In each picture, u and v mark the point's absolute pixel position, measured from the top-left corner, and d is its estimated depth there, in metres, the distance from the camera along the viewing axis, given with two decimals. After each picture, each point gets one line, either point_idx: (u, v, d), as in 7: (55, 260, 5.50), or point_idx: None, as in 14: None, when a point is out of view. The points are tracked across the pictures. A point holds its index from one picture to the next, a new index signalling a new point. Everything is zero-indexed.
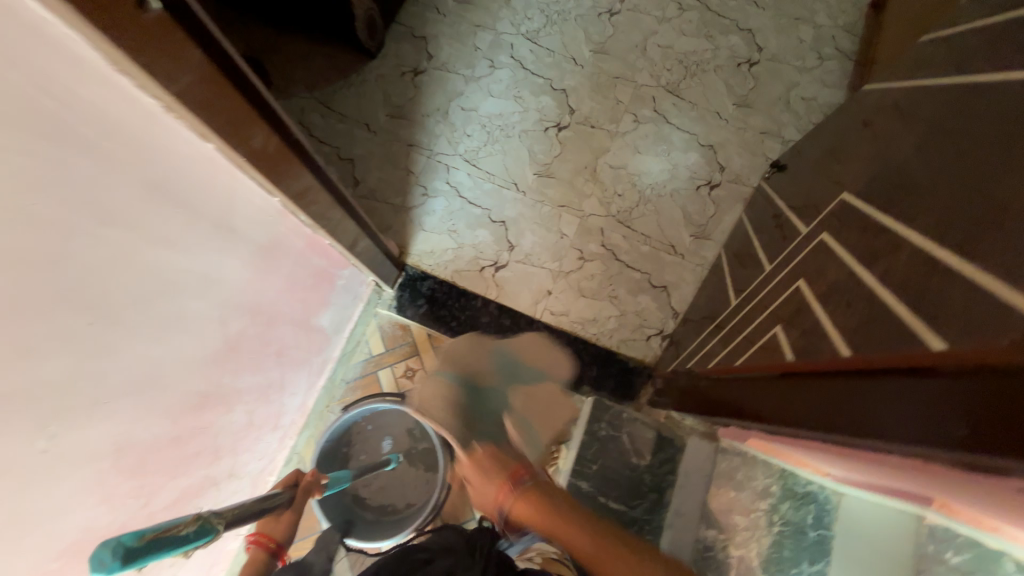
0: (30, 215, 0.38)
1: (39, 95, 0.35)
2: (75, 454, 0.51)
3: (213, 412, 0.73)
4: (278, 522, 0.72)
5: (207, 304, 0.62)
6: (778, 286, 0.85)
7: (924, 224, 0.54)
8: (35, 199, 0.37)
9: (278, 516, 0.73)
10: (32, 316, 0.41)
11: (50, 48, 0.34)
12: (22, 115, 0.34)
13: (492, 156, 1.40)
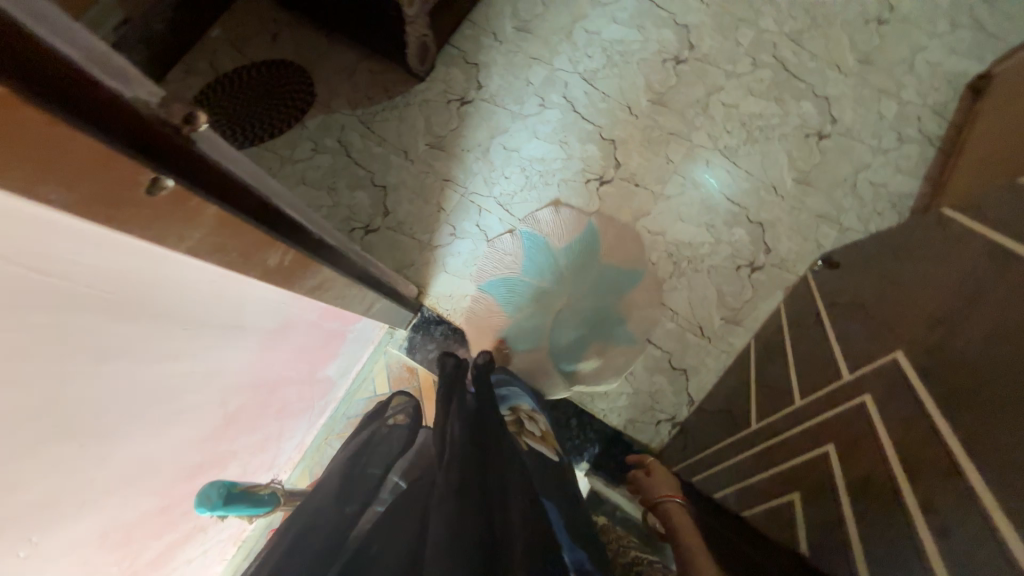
0: (27, 380, 0.38)
1: (33, 275, 0.35)
2: (67, 552, 0.52)
3: (206, 474, 0.74)
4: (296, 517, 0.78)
5: (210, 392, 0.63)
6: (803, 430, 0.78)
7: (967, 462, 0.48)
8: (34, 364, 0.38)
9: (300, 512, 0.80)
10: (31, 459, 0.41)
11: (58, 233, 0.34)
12: (18, 296, 0.35)
13: (526, 203, 1.35)
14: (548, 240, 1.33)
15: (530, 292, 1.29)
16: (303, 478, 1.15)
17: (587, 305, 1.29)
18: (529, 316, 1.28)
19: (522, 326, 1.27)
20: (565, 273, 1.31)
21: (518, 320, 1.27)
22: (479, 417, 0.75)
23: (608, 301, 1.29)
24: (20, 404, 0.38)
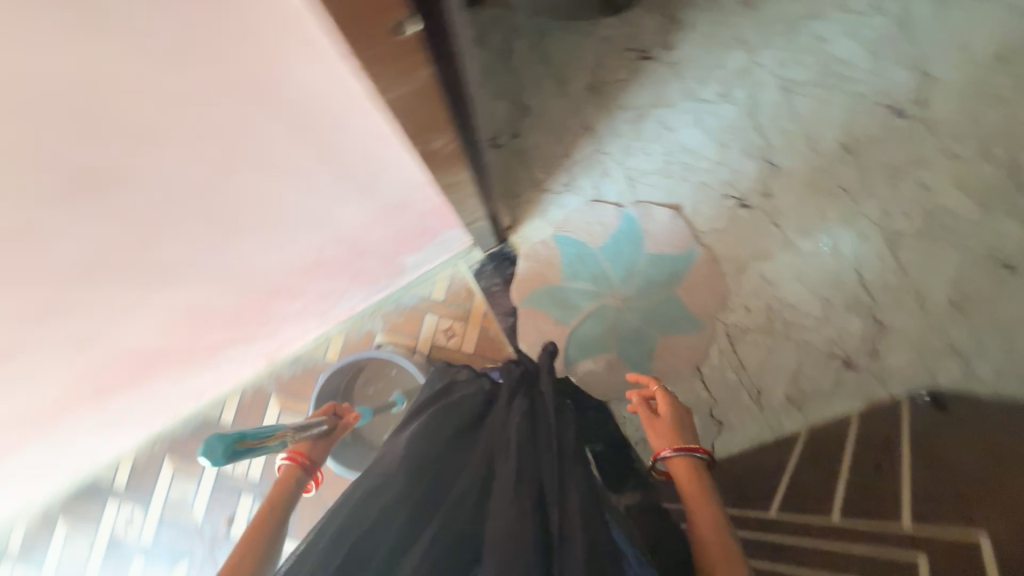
0: (199, 148, 0.41)
1: (257, 68, 0.37)
2: (162, 303, 0.59)
3: (280, 299, 0.79)
4: (318, 448, 0.69)
5: (320, 235, 0.65)
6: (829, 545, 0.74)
7: None
8: (209, 138, 0.40)
9: (317, 441, 0.70)
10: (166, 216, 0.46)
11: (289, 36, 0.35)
12: (237, 79, 0.37)
13: (653, 189, 1.25)
14: (646, 233, 1.23)
15: (592, 273, 1.23)
16: (341, 336, 1.24)
17: (647, 324, 1.21)
18: (580, 295, 1.22)
19: (568, 296, 1.23)
20: (636, 277, 1.22)
21: (586, 297, 1.22)
22: (546, 397, 0.71)
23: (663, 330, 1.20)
24: (177, 163, 0.41)
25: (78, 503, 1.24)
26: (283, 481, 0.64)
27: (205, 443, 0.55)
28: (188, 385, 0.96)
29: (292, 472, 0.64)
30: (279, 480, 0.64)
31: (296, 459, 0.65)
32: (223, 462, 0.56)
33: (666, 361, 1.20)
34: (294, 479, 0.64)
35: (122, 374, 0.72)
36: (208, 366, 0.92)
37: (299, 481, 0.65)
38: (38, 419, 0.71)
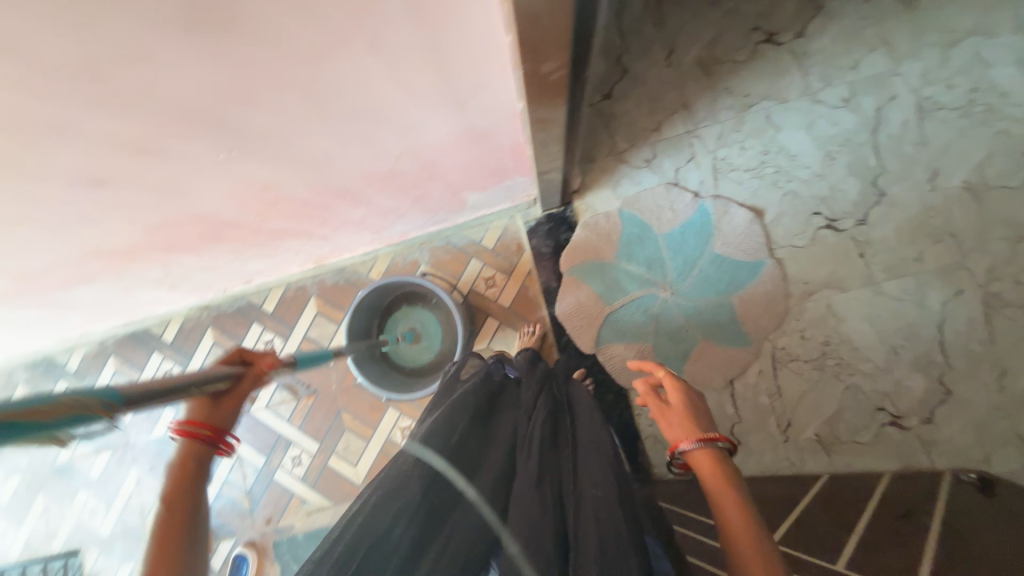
0: (313, 13, 0.37)
1: None
2: (236, 172, 0.58)
3: (342, 202, 0.79)
4: (218, 409, 0.54)
5: (398, 142, 0.62)
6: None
7: None
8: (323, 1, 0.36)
9: (219, 398, 0.55)
10: (259, 82, 0.43)
11: None
12: None
13: (737, 186, 1.16)
14: (716, 230, 1.16)
15: (649, 259, 1.17)
16: (388, 257, 1.27)
17: (691, 324, 1.15)
18: (631, 279, 1.17)
19: (618, 276, 1.18)
20: (693, 275, 1.16)
21: (636, 281, 1.17)
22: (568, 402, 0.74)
23: (707, 335, 1.14)
24: (284, 24, 0.37)
25: (130, 346, 1.37)
26: (180, 463, 0.52)
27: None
28: (242, 265, 1.01)
29: (191, 449, 0.52)
30: (176, 460, 0.52)
31: (191, 433, 0.52)
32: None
33: (701, 368, 1.15)
34: (197, 452, 0.52)
35: (186, 235, 0.75)
36: (264, 251, 0.96)
37: (205, 456, 0.53)
38: (114, 258, 0.76)
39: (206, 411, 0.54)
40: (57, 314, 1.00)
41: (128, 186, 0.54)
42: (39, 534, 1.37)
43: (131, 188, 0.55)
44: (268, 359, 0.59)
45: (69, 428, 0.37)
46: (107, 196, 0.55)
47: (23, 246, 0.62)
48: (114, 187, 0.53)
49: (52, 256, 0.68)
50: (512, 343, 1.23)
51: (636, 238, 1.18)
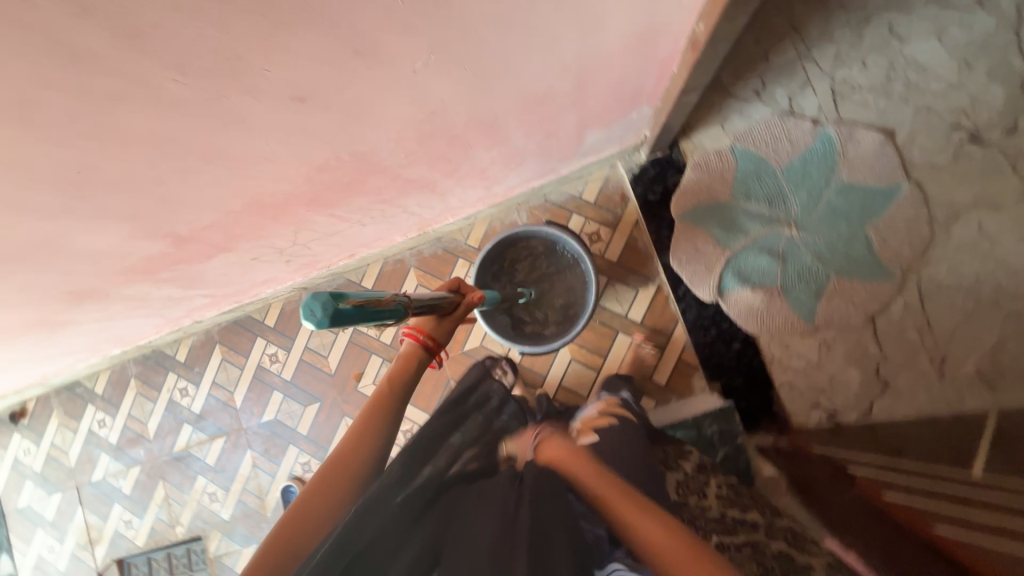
0: None
1: None
2: (421, 90, 0.55)
3: (482, 140, 0.76)
4: (440, 324, 0.63)
5: (577, 44, 0.58)
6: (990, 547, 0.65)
7: None
8: None
9: (440, 316, 0.64)
10: None
11: None
12: None
13: (862, 108, 1.08)
14: (842, 157, 1.07)
15: (769, 196, 1.10)
16: (485, 221, 1.23)
17: (822, 261, 1.08)
18: (750, 219, 1.10)
19: (735, 216, 1.11)
20: (819, 208, 1.08)
21: (756, 220, 1.10)
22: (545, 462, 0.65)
23: (840, 270, 1.06)
24: None
25: (233, 332, 1.38)
26: (401, 363, 0.61)
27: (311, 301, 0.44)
28: (359, 230, 0.99)
29: (414, 352, 0.61)
30: (400, 357, 0.61)
31: (416, 338, 0.61)
32: (336, 326, 0.44)
33: (835, 306, 1.07)
34: (419, 359, 0.61)
35: (334, 184, 0.72)
36: (386, 211, 0.94)
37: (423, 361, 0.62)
38: (264, 214, 0.75)
39: (430, 324, 0.63)
40: (185, 292, 1.01)
41: (321, 107, 0.51)
42: (162, 520, 1.40)
43: (321, 110, 0.52)
44: (474, 294, 0.69)
45: (391, 317, 0.52)
46: (298, 121, 0.52)
47: (199, 196, 0.61)
48: (311, 106, 0.50)
49: (218, 210, 0.67)
50: (624, 298, 1.17)
51: (752, 175, 1.10)
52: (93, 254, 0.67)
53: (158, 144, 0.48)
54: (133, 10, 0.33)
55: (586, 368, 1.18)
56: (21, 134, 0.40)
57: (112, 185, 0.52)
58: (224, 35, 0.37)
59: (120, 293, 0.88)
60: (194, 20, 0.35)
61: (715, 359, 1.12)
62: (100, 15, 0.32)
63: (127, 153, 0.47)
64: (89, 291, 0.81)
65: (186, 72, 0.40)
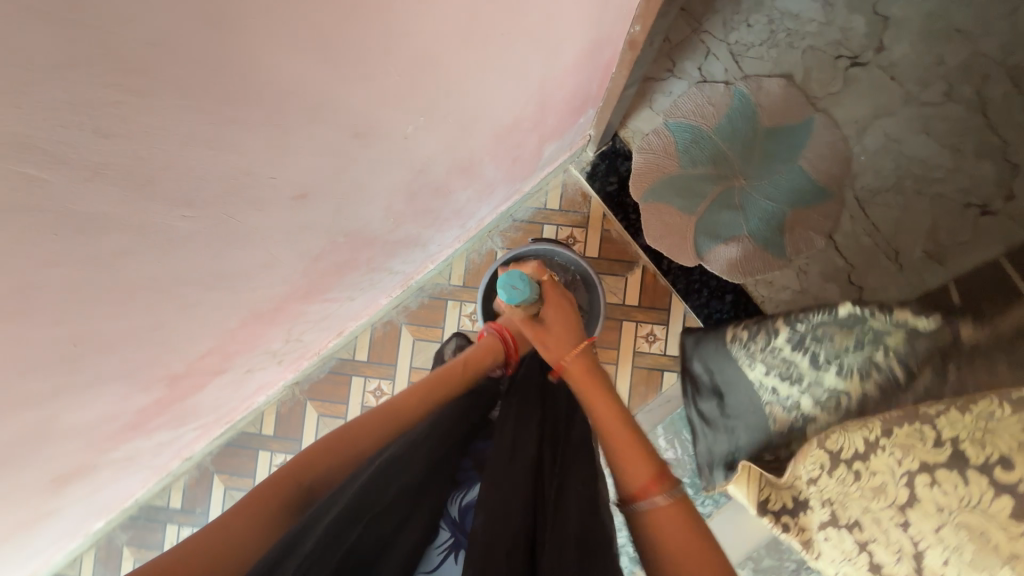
0: None
1: None
2: (412, 152, 0.54)
3: (461, 182, 0.76)
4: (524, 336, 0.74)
5: (541, 70, 0.60)
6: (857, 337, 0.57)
7: None
8: None
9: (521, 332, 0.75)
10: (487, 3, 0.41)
11: None
12: None
13: (760, 61, 1.20)
14: (759, 107, 1.19)
15: (712, 156, 1.18)
16: (462, 257, 1.22)
17: (776, 201, 1.16)
18: (702, 181, 1.18)
19: (689, 182, 1.18)
20: (757, 154, 1.17)
21: (708, 182, 1.19)
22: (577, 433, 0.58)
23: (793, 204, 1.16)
24: None
25: (230, 455, 1.26)
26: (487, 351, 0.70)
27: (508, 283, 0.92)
28: (348, 306, 0.94)
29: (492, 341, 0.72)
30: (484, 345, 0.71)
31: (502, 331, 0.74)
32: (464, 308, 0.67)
33: (799, 233, 1.17)
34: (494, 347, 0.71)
35: (329, 269, 0.69)
36: (374, 278, 0.90)
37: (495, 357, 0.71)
38: (261, 322, 0.69)
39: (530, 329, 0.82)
40: (176, 432, 0.91)
41: (323, 197, 0.49)
42: None
43: (321, 201, 0.49)
44: None
45: None
46: (301, 218, 0.50)
47: (198, 325, 0.55)
48: (314, 199, 0.48)
49: (216, 334, 0.61)
50: (617, 288, 1.21)
51: (691, 142, 1.18)
52: (84, 426, 0.59)
53: (163, 287, 0.43)
54: (151, 159, 0.30)
55: (605, 364, 1.19)
56: (23, 324, 0.35)
57: (113, 343, 0.46)
58: (240, 155, 0.35)
59: (108, 458, 0.77)
60: (214, 152, 0.33)
61: (715, 316, 1.19)
62: (113, 173, 0.29)
63: (127, 306, 0.42)
64: (74, 470, 0.70)
65: (194, 204, 0.36)
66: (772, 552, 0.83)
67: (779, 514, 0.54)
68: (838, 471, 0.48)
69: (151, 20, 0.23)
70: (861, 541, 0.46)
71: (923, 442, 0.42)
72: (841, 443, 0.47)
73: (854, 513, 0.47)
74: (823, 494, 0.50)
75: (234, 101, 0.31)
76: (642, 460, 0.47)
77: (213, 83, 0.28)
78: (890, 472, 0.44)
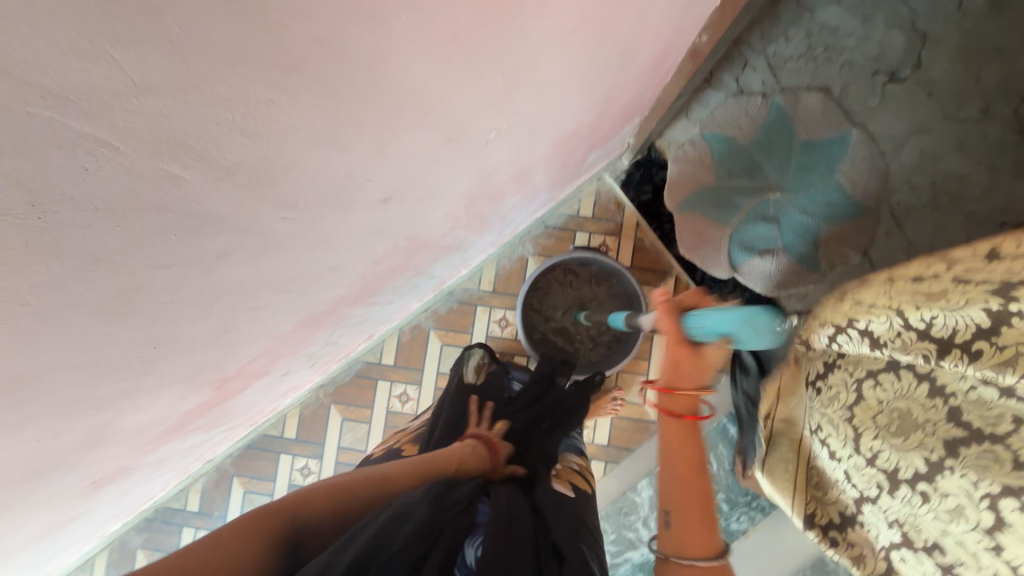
0: None
1: None
2: (486, 157, 0.53)
3: (514, 188, 0.75)
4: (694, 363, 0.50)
5: (614, 77, 0.59)
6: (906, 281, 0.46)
7: None
8: None
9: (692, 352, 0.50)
10: (597, 6, 0.39)
11: None
12: None
13: (798, 74, 1.20)
14: (796, 120, 1.18)
15: (747, 168, 1.18)
16: (493, 263, 1.21)
17: (810, 215, 1.14)
18: (737, 193, 1.18)
19: (722, 195, 1.19)
20: (792, 167, 1.16)
21: (743, 193, 1.18)
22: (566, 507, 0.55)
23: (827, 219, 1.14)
24: None
25: (251, 457, 1.23)
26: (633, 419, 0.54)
27: (701, 315, 0.48)
28: (386, 310, 0.93)
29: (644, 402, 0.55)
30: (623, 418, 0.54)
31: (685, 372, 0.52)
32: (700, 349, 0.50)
33: (831, 246, 1.15)
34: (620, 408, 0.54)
35: (383, 273, 0.68)
36: (414, 283, 0.89)
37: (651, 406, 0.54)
38: (312, 325, 0.68)
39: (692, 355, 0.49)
40: (208, 434, 0.89)
41: (401, 202, 0.48)
42: None
43: (398, 205, 0.48)
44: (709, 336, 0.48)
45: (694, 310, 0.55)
46: (377, 222, 0.48)
47: (259, 329, 0.54)
48: (394, 203, 0.47)
49: (271, 337, 0.60)
50: None
51: (726, 154, 1.18)
52: (134, 430, 0.57)
53: (243, 290, 0.42)
54: (276, 159, 0.28)
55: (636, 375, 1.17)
56: (116, 326, 0.33)
57: (184, 346, 0.44)
58: (350, 157, 0.34)
59: (144, 462, 0.75)
60: (330, 153, 0.32)
61: None
62: (240, 172, 0.27)
63: (208, 310, 0.40)
64: (113, 473, 0.68)
65: (295, 207, 0.35)
66: (821, 573, 0.90)
67: (828, 529, 0.56)
68: (900, 492, 0.46)
69: (322, 14, 0.22)
70: (943, 567, 0.43)
71: (998, 465, 0.39)
72: (897, 463, 0.47)
73: (929, 536, 0.44)
74: (886, 515, 0.48)
75: (361, 100, 0.29)
76: (703, 533, 0.46)
77: (353, 80, 0.27)
78: (962, 496, 0.41)
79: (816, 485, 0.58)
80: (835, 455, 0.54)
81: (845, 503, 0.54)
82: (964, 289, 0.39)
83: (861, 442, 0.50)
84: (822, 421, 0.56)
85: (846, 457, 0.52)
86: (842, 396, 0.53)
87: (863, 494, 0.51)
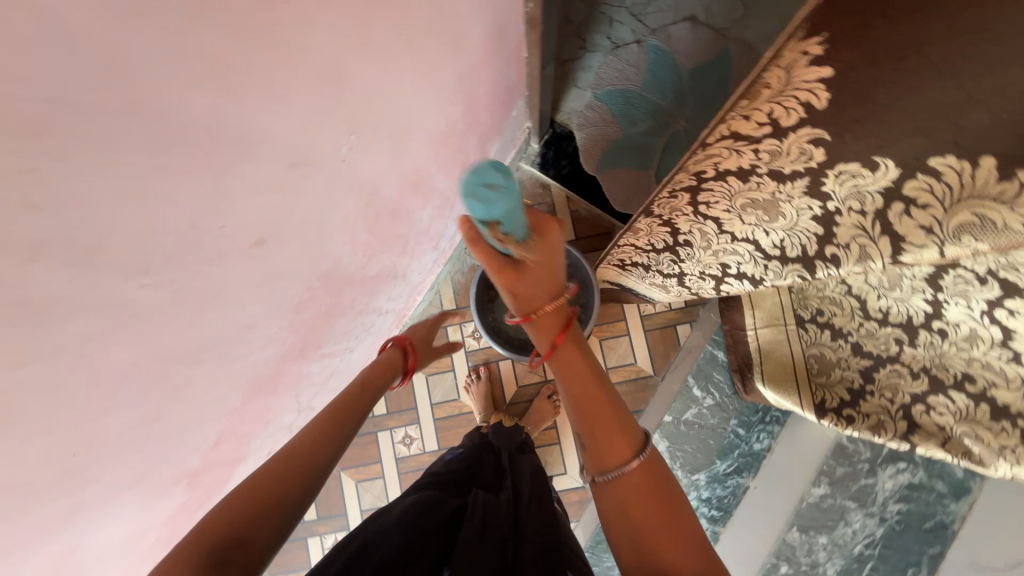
0: None
1: None
2: (354, 175, 0.55)
3: (417, 200, 0.77)
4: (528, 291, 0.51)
5: (454, 66, 0.62)
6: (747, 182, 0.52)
7: None
8: None
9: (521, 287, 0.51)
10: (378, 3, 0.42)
11: None
12: None
13: (662, 13, 1.23)
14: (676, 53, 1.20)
15: (648, 112, 1.19)
16: (447, 280, 1.22)
17: None
18: (646, 137, 1.20)
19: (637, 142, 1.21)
20: (688, 95, 1.18)
21: (653, 135, 1.19)
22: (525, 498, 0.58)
23: None
24: None
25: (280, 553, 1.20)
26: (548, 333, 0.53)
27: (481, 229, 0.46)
28: (352, 359, 0.94)
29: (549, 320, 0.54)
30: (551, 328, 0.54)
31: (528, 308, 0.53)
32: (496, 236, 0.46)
33: None
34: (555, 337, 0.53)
35: (316, 320, 0.69)
36: (365, 322, 0.89)
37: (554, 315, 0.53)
38: (264, 393, 0.68)
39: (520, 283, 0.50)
40: None
41: (280, 240, 0.49)
42: None
43: (278, 244, 0.49)
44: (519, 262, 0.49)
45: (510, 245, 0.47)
46: (264, 266, 0.49)
47: (197, 408, 0.54)
48: (272, 243, 0.48)
49: (219, 416, 0.59)
50: None
51: (623, 107, 1.21)
52: (113, 550, 0.56)
53: (147, 369, 0.43)
54: (89, 225, 0.30)
55: None
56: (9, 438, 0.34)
57: (114, 445, 0.45)
58: (180, 207, 0.35)
59: None
60: (152, 208, 0.33)
61: None
62: (54, 247, 0.29)
63: (115, 399, 0.41)
64: None
65: (150, 270, 0.36)
66: (844, 460, 0.94)
67: (841, 408, 0.72)
68: (920, 339, 0.61)
69: (46, 78, 0.24)
70: (974, 394, 0.58)
71: (972, 285, 0.50)
72: (907, 313, 0.60)
73: (957, 368, 0.58)
74: (914, 366, 0.63)
75: (154, 149, 0.31)
76: (614, 443, 0.48)
77: (128, 130, 0.29)
78: (970, 320, 0.54)
79: (821, 372, 0.74)
80: (841, 331, 0.70)
81: (853, 377, 0.70)
82: (783, 190, 0.50)
83: (868, 308, 0.65)
84: (823, 305, 0.72)
85: (859, 328, 0.67)
86: (836, 282, 0.68)
87: (886, 354, 0.65)
